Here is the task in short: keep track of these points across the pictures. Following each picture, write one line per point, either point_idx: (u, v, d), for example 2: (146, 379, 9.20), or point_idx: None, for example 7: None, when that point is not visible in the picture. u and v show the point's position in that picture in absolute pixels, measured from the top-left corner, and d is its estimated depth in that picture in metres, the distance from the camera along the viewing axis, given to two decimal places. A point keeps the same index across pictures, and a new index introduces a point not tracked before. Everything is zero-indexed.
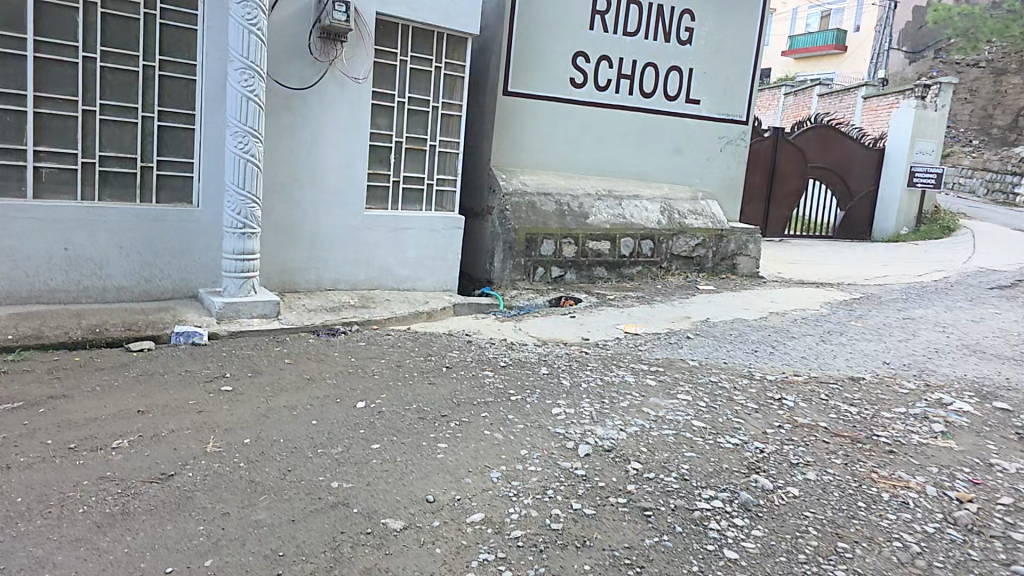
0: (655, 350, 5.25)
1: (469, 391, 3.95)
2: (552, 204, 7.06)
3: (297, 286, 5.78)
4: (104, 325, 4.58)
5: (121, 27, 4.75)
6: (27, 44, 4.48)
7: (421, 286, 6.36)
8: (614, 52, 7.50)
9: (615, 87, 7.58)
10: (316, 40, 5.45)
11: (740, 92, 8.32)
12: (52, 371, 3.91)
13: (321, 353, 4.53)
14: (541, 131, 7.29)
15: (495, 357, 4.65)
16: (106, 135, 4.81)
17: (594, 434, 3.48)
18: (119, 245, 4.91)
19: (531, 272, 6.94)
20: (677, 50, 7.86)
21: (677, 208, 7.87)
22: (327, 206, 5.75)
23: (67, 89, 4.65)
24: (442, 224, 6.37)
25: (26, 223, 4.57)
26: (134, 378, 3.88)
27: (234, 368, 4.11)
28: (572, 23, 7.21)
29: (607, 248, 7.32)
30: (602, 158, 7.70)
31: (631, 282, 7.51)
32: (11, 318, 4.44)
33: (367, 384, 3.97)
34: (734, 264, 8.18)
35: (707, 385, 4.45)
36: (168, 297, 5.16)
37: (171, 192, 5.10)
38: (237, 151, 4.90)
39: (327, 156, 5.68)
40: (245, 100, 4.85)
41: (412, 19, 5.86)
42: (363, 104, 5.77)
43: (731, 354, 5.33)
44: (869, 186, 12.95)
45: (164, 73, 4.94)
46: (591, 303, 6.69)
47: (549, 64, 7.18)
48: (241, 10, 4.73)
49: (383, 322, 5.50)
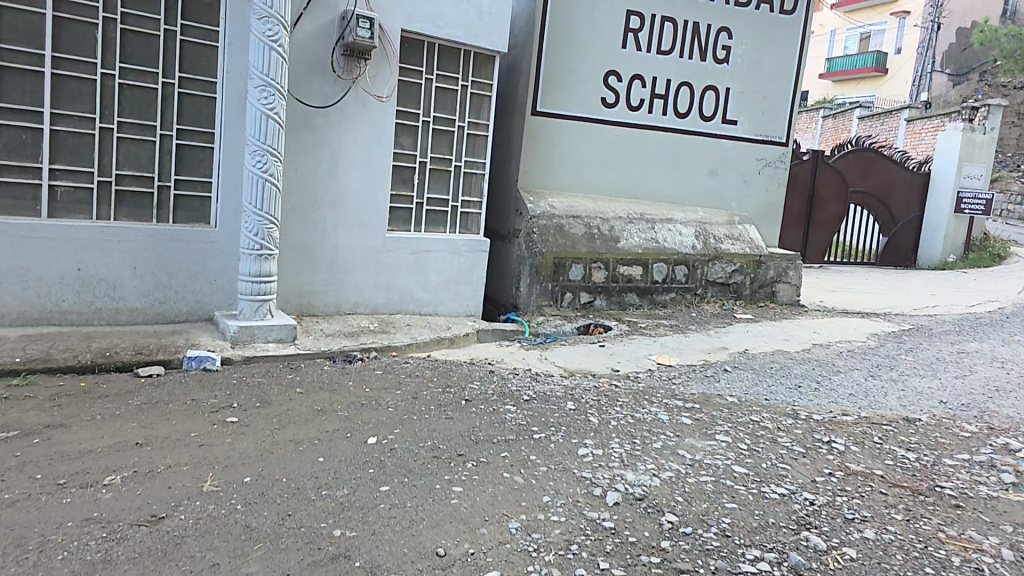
0: (690, 385, 4.91)
1: (488, 428, 3.67)
2: (581, 227, 6.79)
3: (315, 310, 5.59)
4: (114, 348, 4.43)
5: (141, 44, 4.67)
6: (46, 61, 4.42)
7: (443, 310, 6.14)
8: (647, 71, 7.26)
9: (648, 107, 7.33)
10: (340, 57, 5.32)
11: (779, 112, 8.01)
12: (54, 398, 3.74)
13: (335, 382, 4.30)
14: (571, 152, 7.06)
15: (518, 390, 4.36)
16: (123, 154, 4.72)
17: (624, 480, 3.16)
18: (134, 266, 4.78)
19: (558, 298, 6.66)
20: (713, 69, 7.59)
21: (711, 233, 7.54)
22: (347, 228, 5.58)
23: (85, 107, 4.57)
24: (466, 247, 6.15)
25: (38, 242, 4.46)
26: (137, 406, 3.69)
27: (243, 398, 3.89)
28: (603, 41, 6.99)
29: (639, 274, 7.01)
30: (633, 181, 7.43)
31: (664, 309, 7.17)
32: (20, 340, 4.32)
33: (381, 418, 3.72)
34: (772, 292, 7.80)
35: (748, 425, 4.09)
36: (182, 320, 5.03)
37: (188, 212, 4.99)
38: (255, 170, 4.76)
39: (348, 176, 5.51)
40: (265, 118, 4.71)
41: (439, 36, 5.70)
42: (387, 123, 5.62)
43: (773, 391, 4.96)
44: (913, 211, 12.42)
45: (183, 91, 4.84)
46: (622, 331, 6.38)
47: (580, 83, 6.97)
48: (263, 26, 4.62)
49: (402, 349, 5.27)
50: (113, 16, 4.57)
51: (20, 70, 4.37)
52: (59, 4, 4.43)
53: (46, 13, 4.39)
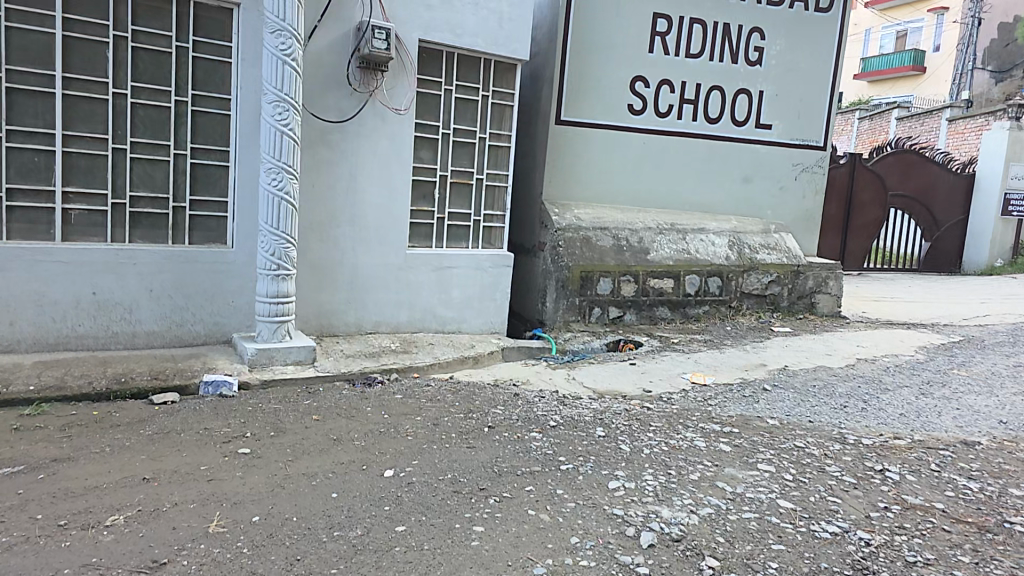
0: (728, 407, 4.62)
1: (513, 458, 3.44)
2: (609, 239, 6.55)
3: (336, 330, 5.44)
4: (130, 374, 4.32)
5: (153, 62, 4.61)
6: (56, 81, 4.37)
7: (467, 328, 5.95)
8: (676, 76, 7.01)
9: (677, 113, 7.08)
10: (356, 70, 5.20)
11: (814, 115, 7.69)
12: (65, 428, 3.62)
13: (353, 408, 4.12)
14: (597, 162, 6.84)
15: (544, 415, 4.12)
16: (136, 175, 4.65)
17: (659, 518, 2.90)
18: (150, 288, 4.71)
19: (586, 313, 6.41)
20: (746, 72, 7.31)
21: (745, 242, 7.24)
22: (367, 245, 5.43)
23: (97, 127, 4.51)
24: (490, 262, 5.96)
25: (53, 266, 4.41)
26: (148, 437, 3.55)
27: (257, 427, 3.73)
28: (630, 46, 6.77)
29: (670, 287, 6.73)
30: (662, 190, 7.18)
31: (697, 323, 6.88)
32: (35, 367, 4.26)
33: (399, 448, 3.52)
34: (812, 303, 7.47)
35: (793, 452, 3.80)
36: (200, 343, 4.94)
37: (204, 232, 4.91)
38: (271, 188, 4.64)
39: (367, 192, 5.37)
40: (280, 134, 4.60)
41: (458, 45, 5.54)
42: (406, 136, 5.47)
43: (817, 412, 4.65)
44: (958, 214, 11.87)
45: (197, 109, 4.77)
46: (653, 347, 6.11)
47: (605, 90, 6.75)
48: (275, 40, 4.51)
49: (424, 370, 5.08)
50: (124, 34, 4.51)
51: (30, 92, 4.33)
52: (68, 23, 4.37)
53: (55, 32, 4.34)
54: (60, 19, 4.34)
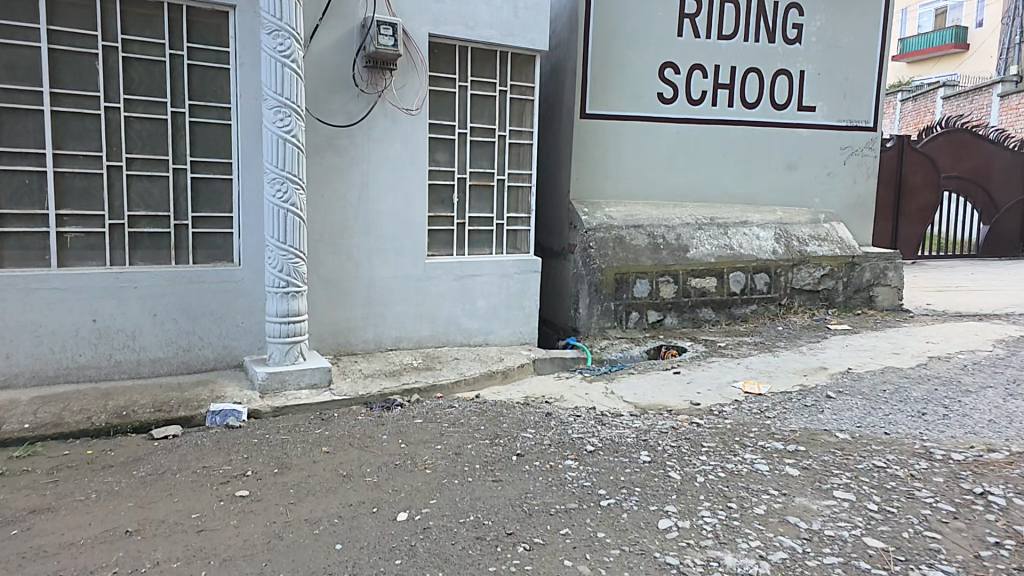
0: (787, 420, 4.09)
1: (545, 494, 2.98)
2: (644, 238, 6.06)
3: (354, 349, 5.07)
4: (132, 406, 4.00)
5: (146, 72, 4.30)
6: (44, 98, 4.07)
7: (495, 339, 5.53)
8: (709, 60, 6.47)
9: (711, 100, 6.55)
10: (362, 69, 4.81)
11: (862, 93, 7.08)
12: (53, 472, 3.29)
13: (369, 436, 3.73)
14: (627, 155, 6.35)
15: (580, 438, 3.65)
16: (134, 193, 4.35)
17: (722, 568, 2.41)
18: (153, 312, 4.40)
19: (623, 318, 5.92)
20: (785, 51, 6.73)
21: (794, 234, 6.67)
22: (384, 256, 5.05)
23: (90, 145, 4.21)
24: (516, 268, 5.53)
25: (49, 294, 4.11)
26: (140, 480, 3.19)
27: (260, 463, 3.36)
28: (658, 30, 6.27)
29: (713, 286, 6.20)
30: (699, 182, 6.66)
31: (744, 323, 6.32)
32: (32, 402, 3.97)
33: (415, 484, 3.10)
34: (870, 297, 6.86)
35: (871, 474, 3.26)
36: (210, 368, 4.62)
37: (209, 251, 4.58)
38: (275, 201, 4.27)
39: (380, 200, 4.99)
40: (282, 142, 4.23)
41: (471, 38, 5.13)
42: (420, 137, 5.08)
43: (891, 422, 4.09)
44: (1019, 194, 10.99)
45: (195, 120, 4.44)
46: (698, 353, 5.59)
47: (633, 79, 6.26)
48: (272, 41, 4.13)
49: (448, 389, 4.66)
50: (113, 44, 4.20)
51: (18, 111, 4.04)
52: (54, 35, 4.07)
53: (40, 46, 4.04)
54: (45, 32, 4.04)
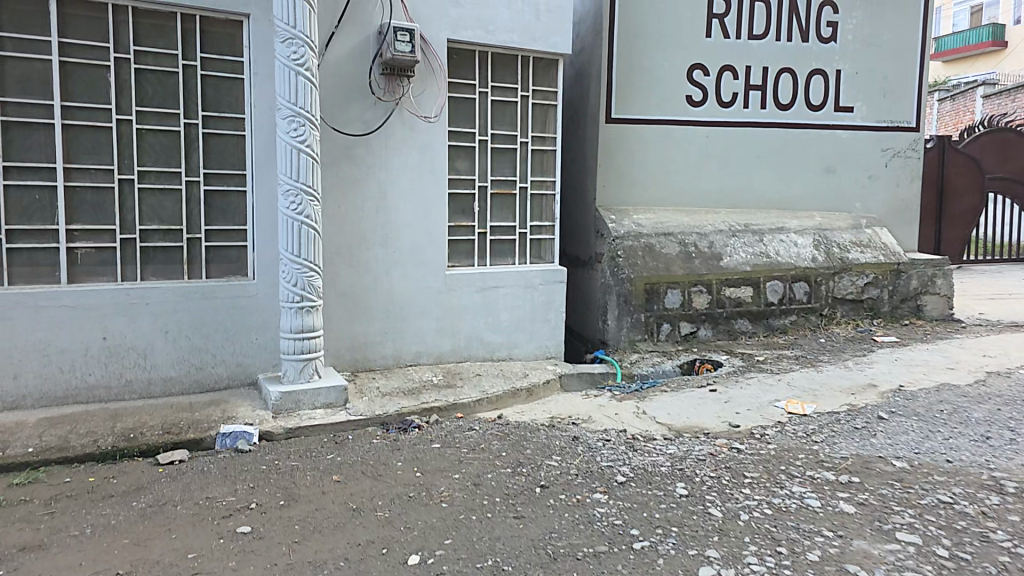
0: (835, 447, 3.77)
1: (572, 534, 2.71)
2: (675, 246, 5.75)
3: (372, 365, 4.83)
4: (140, 428, 3.79)
5: (158, 82, 4.05)
6: (55, 112, 3.84)
7: (520, 354, 5.27)
8: (740, 61, 6.14)
9: (743, 102, 6.21)
10: (380, 77, 4.61)
11: (905, 92, 6.68)
12: (51, 502, 3.11)
13: (384, 463, 3.50)
14: (656, 160, 6.06)
15: (610, 467, 3.38)
16: (146, 207, 4.10)
17: None
18: (165, 329, 4.14)
19: (654, 331, 5.60)
20: (819, 50, 6.37)
21: (835, 240, 6.29)
22: (401, 268, 4.83)
23: (101, 158, 3.97)
24: (540, 279, 5.26)
25: (57, 312, 3.87)
26: (139, 513, 3.00)
27: (265, 494, 3.15)
28: (685, 31, 5.96)
29: (750, 296, 5.85)
30: (733, 186, 6.33)
31: (784, 336, 5.96)
32: (39, 425, 3.73)
33: (429, 521, 2.86)
34: (918, 306, 6.43)
35: (937, 512, 2.92)
36: (224, 387, 4.35)
37: (223, 265, 4.32)
38: (289, 213, 4.00)
39: (398, 210, 4.77)
40: (296, 152, 3.96)
41: (491, 43, 4.90)
42: (440, 145, 4.85)
43: (952, 448, 3.72)
44: None
45: (208, 131, 4.18)
46: (735, 368, 5.26)
47: (661, 82, 5.96)
48: (285, 49, 3.88)
49: (469, 409, 4.41)
50: (126, 56, 3.97)
51: (28, 124, 3.81)
52: (65, 47, 3.85)
53: (51, 59, 3.82)
54: (56, 44, 3.82)
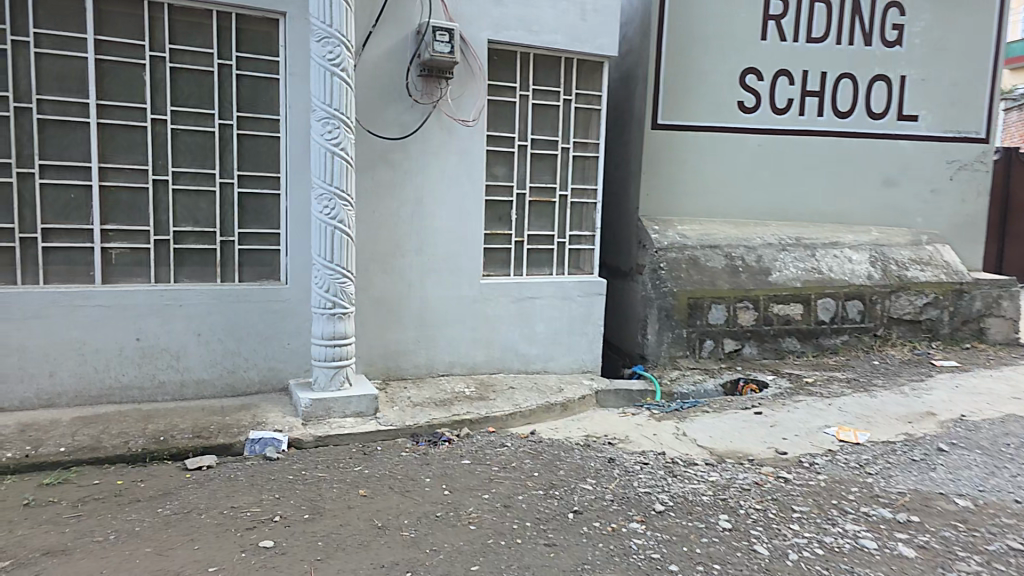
0: (891, 480, 3.51)
1: (607, 567, 2.56)
2: (721, 259, 5.52)
3: (404, 373, 4.74)
4: (170, 431, 3.74)
5: (194, 82, 4.02)
6: (91, 110, 3.83)
7: (555, 367, 5.12)
8: (796, 65, 5.88)
9: (798, 109, 5.94)
10: (417, 79, 4.51)
11: (974, 101, 6.32)
12: (78, 504, 3.07)
13: (412, 479, 3.39)
14: (703, 169, 5.84)
15: (648, 494, 3.23)
16: (181, 208, 4.08)
17: None
18: (198, 332, 4.12)
19: (696, 347, 5.37)
20: (882, 55, 6.05)
21: (892, 257, 5.97)
22: (437, 276, 4.73)
23: (137, 158, 3.96)
24: (578, 290, 5.11)
25: (93, 311, 3.88)
26: (163, 520, 2.94)
27: (291, 506, 3.07)
28: (739, 34, 5.72)
29: (799, 313, 5.58)
30: (783, 198, 6.07)
31: (834, 356, 5.67)
32: (73, 424, 3.72)
33: (457, 544, 2.73)
34: (981, 329, 6.06)
35: (1009, 561, 2.67)
36: (255, 391, 4.31)
37: (256, 268, 4.28)
38: (322, 218, 3.95)
39: (435, 217, 4.68)
40: (330, 155, 3.90)
41: (534, 44, 4.77)
42: (478, 150, 4.75)
43: (1022, 487, 3.44)
44: None
45: (243, 133, 4.15)
46: (782, 389, 5.01)
47: (711, 87, 5.74)
48: (322, 49, 3.81)
49: (502, 423, 4.27)
50: (161, 54, 3.94)
51: (66, 123, 3.80)
52: (102, 45, 3.83)
53: (87, 57, 3.79)
54: (93, 42, 3.79)
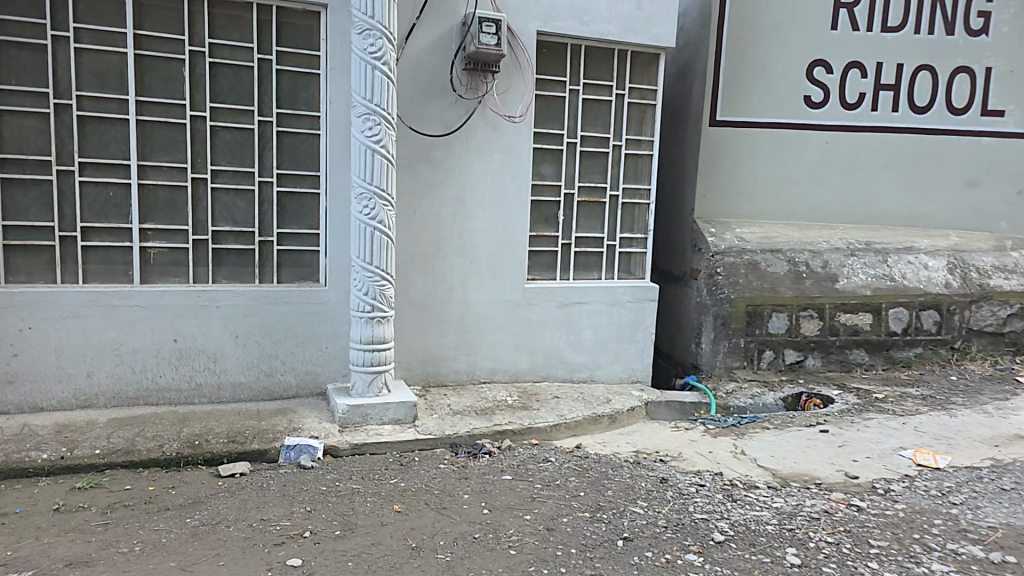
0: (980, 513, 3.13)
1: None
2: (783, 264, 5.16)
3: (445, 380, 4.56)
4: (205, 434, 3.63)
5: (234, 78, 3.93)
6: (130, 107, 3.77)
7: (602, 376, 4.87)
8: (870, 56, 5.47)
9: (871, 103, 5.53)
10: (462, 73, 4.33)
11: None
12: (108, 511, 2.98)
13: (450, 495, 3.19)
14: (764, 168, 5.49)
15: (705, 521, 2.95)
16: (219, 207, 4.00)
17: None
18: (236, 334, 4.03)
19: (755, 358, 5.03)
20: (966, 44, 5.59)
21: (972, 263, 5.50)
22: (480, 279, 4.54)
23: (175, 156, 3.89)
24: (629, 296, 4.84)
25: (130, 311, 3.82)
26: (190, 532, 2.81)
27: (322, 521, 2.91)
28: (807, 23, 5.35)
29: (869, 323, 5.17)
30: (851, 199, 5.66)
31: (907, 370, 5.24)
32: (109, 425, 3.66)
33: (495, 571, 2.52)
34: None
35: None
36: (292, 395, 4.19)
37: (294, 269, 4.17)
38: (362, 218, 3.79)
39: (479, 217, 4.49)
40: (370, 153, 3.74)
41: (585, 35, 4.53)
42: (523, 148, 4.54)
43: None
44: None
45: (282, 130, 4.04)
46: (850, 405, 4.63)
47: (775, 81, 5.38)
48: (363, 41, 3.66)
49: (546, 435, 4.04)
50: (200, 49, 3.85)
51: (105, 120, 3.75)
52: (141, 39, 3.76)
53: (127, 52, 3.73)
54: (132, 36, 3.73)
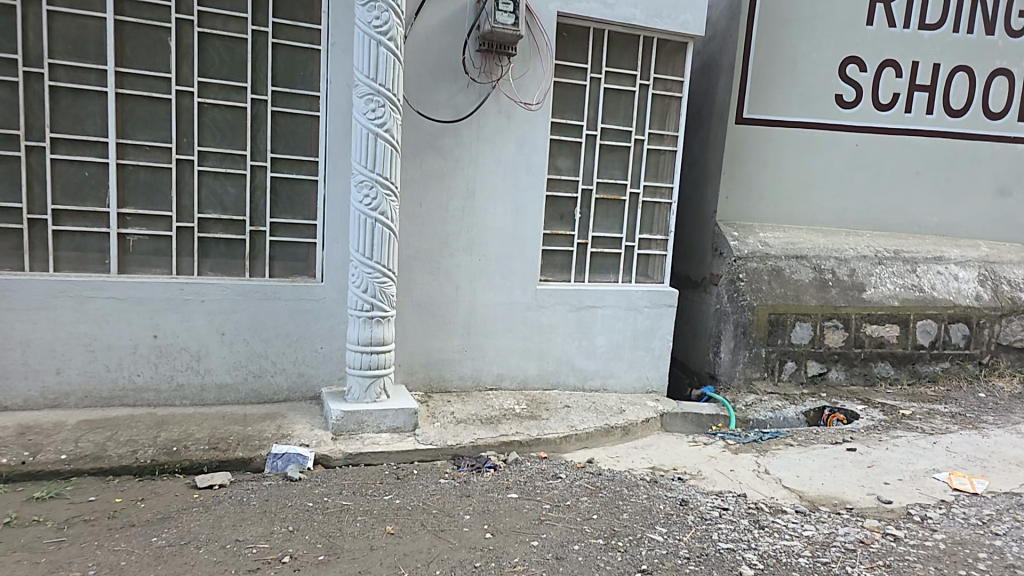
0: None
1: None
2: (807, 271, 4.87)
3: (448, 385, 4.26)
4: (184, 440, 3.31)
5: (226, 51, 3.62)
6: (109, 79, 3.46)
7: (614, 385, 4.57)
8: (905, 55, 5.19)
9: (904, 105, 5.26)
10: (475, 55, 4.04)
11: None
12: (67, 526, 2.67)
13: (449, 515, 2.88)
14: (789, 169, 5.20)
15: (731, 553, 2.65)
16: (206, 192, 3.68)
17: None
18: (222, 331, 3.71)
19: (775, 370, 4.74)
20: (1005, 45, 5.31)
21: (1002, 276, 5.23)
22: (489, 278, 4.24)
23: (159, 135, 3.58)
24: (645, 300, 4.55)
25: (106, 303, 3.51)
26: (155, 553, 2.50)
27: (305, 543, 2.61)
28: (840, 16, 5.06)
29: (896, 335, 4.89)
30: (878, 205, 5.38)
31: (933, 386, 4.96)
32: (78, 427, 3.35)
33: None
34: None
35: None
36: (281, 399, 3.88)
37: (287, 262, 3.86)
38: (362, 208, 3.48)
39: (489, 212, 4.19)
40: (372, 137, 3.43)
41: (607, 18, 4.23)
42: (537, 139, 4.24)
43: None
44: None
45: (278, 110, 3.73)
46: (876, 422, 4.35)
47: (803, 77, 5.10)
48: (367, 13, 3.35)
49: (556, 448, 3.74)
50: (189, 18, 3.55)
51: (82, 92, 3.45)
52: (123, 5, 3.45)
53: (107, 18, 3.43)
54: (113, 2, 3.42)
